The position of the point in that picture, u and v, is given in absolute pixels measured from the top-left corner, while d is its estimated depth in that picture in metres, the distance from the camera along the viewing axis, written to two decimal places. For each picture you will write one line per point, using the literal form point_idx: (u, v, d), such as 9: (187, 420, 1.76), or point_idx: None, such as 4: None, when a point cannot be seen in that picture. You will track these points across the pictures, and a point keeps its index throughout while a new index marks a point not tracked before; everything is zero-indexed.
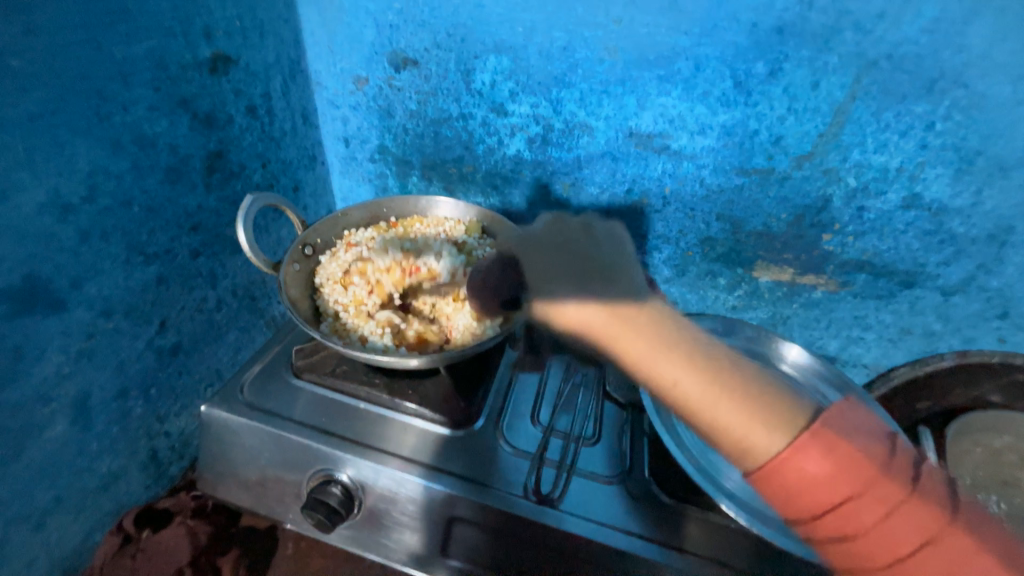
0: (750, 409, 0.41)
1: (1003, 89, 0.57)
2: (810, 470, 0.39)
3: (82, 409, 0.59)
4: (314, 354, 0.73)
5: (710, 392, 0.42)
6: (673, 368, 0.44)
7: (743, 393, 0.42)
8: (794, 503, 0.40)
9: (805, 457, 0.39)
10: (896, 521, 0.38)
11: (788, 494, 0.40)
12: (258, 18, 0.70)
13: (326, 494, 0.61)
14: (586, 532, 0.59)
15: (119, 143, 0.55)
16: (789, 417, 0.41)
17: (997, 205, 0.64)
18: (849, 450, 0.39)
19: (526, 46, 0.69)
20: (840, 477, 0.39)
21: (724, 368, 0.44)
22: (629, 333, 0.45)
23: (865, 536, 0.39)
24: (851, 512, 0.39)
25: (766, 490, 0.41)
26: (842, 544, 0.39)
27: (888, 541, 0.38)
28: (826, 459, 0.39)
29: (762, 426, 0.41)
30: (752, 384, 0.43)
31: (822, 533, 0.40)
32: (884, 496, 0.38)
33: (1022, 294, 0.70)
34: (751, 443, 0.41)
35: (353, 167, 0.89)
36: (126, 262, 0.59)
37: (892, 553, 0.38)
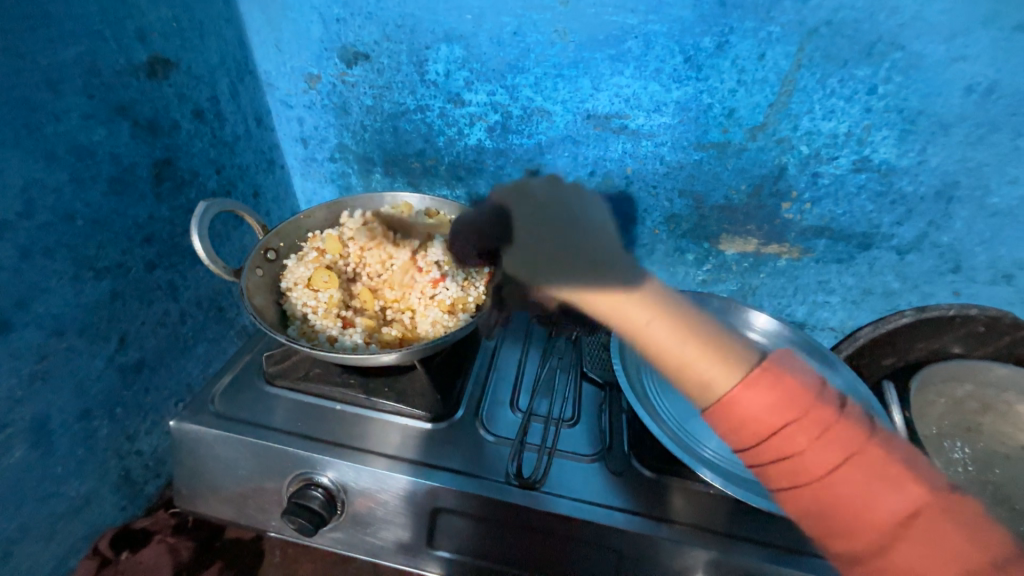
0: (715, 348, 0.45)
1: (938, 49, 0.59)
2: (754, 401, 0.41)
3: (41, 434, 0.57)
4: (286, 359, 0.72)
5: (678, 334, 0.47)
6: (646, 313, 0.50)
7: (700, 337, 0.46)
8: (738, 431, 0.42)
9: (752, 389, 0.41)
10: (827, 438, 0.39)
11: (736, 423, 0.42)
12: (196, 18, 0.68)
13: (307, 498, 0.61)
14: (570, 510, 0.59)
15: (54, 154, 0.53)
16: (745, 357, 0.44)
17: (942, 162, 0.66)
18: (789, 379, 0.41)
19: (476, 34, 0.69)
20: (779, 404, 0.40)
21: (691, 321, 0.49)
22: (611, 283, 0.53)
23: (802, 463, 0.39)
24: (788, 437, 0.40)
25: (719, 424, 0.43)
26: (776, 465, 0.40)
27: (818, 458, 0.39)
28: (762, 387, 0.41)
29: (720, 362, 0.44)
30: (717, 333, 0.47)
31: (761, 456, 0.41)
32: (818, 418, 0.40)
33: (971, 247, 0.72)
34: (708, 378, 0.44)
35: (314, 167, 0.88)
36: (75, 278, 0.57)
37: (820, 469, 0.39)
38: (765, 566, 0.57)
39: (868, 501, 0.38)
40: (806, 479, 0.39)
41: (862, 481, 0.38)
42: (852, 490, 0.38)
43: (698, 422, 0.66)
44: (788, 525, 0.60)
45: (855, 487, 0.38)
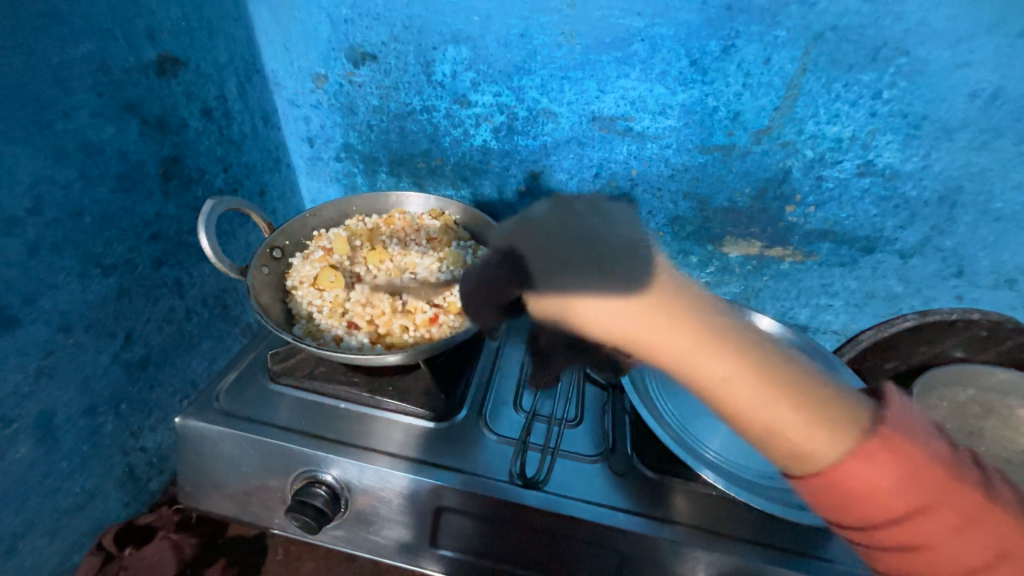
0: (809, 414, 0.38)
1: (942, 54, 0.60)
2: (871, 479, 0.36)
3: (46, 429, 0.57)
4: (291, 357, 0.72)
5: (766, 402, 0.38)
6: (715, 363, 0.40)
7: (792, 399, 0.38)
8: (851, 510, 0.37)
9: (868, 465, 0.36)
10: (964, 531, 0.36)
11: (845, 501, 0.37)
12: (205, 17, 0.68)
13: (311, 496, 0.61)
14: (573, 511, 0.59)
15: (64, 151, 0.53)
16: (849, 421, 0.38)
17: (945, 167, 0.67)
18: (922, 457, 0.36)
19: (483, 35, 0.69)
20: (902, 485, 0.36)
21: (767, 369, 0.40)
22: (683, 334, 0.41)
23: (935, 556, 0.36)
24: (918, 523, 0.36)
25: (818, 498, 0.38)
26: (899, 554, 0.37)
27: (957, 552, 0.36)
28: (888, 466, 0.36)
29: (825, 432, 0.37)
30: (802, 387, 0.39)
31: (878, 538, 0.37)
32: (955, 503, 0.36)
33: (975, 252, 0.73)
34: (807, 451, 0.38)
35: (319, 167, 0.88)
36: (83, 274, 0.57)
37: (962, 565, 0.35)
38: (766, 568, 0.57)
39: None
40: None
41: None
42: None
43: (701, 423, 0.66)
44: (789, 526, 0.60)
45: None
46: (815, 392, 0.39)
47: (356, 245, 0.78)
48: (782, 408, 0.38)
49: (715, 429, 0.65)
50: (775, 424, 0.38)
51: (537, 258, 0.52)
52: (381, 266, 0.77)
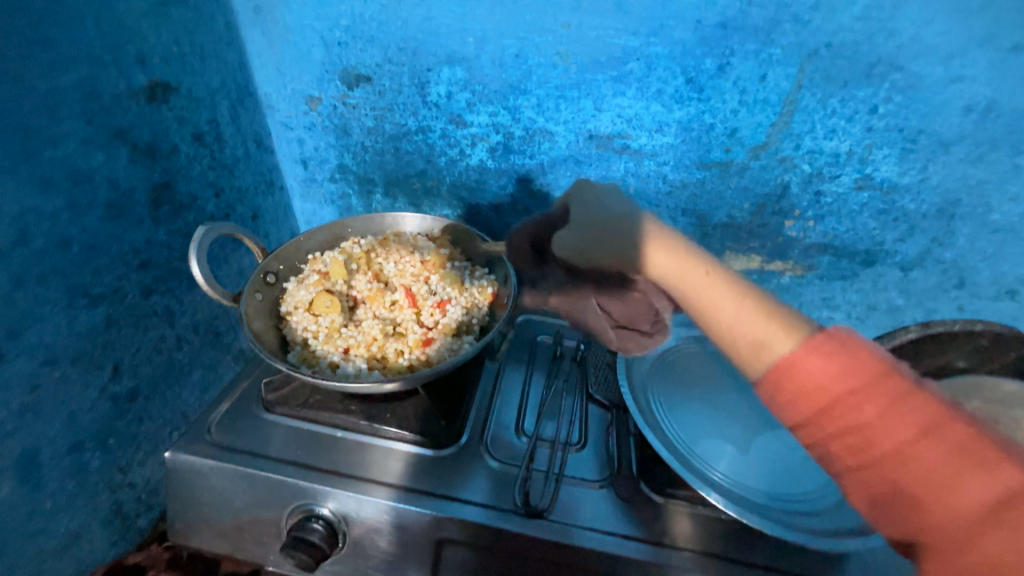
0: (769, 311, 0.45)
1: (936, 70, 0.60)
2: (816, 370, 0.41)
3: (29, 468, 0.54)
4: (286, 386, 0.70)
5: (731, 294, 0.47)
6: (701, 270, 0.49)
7: (755, 301, 0.46)
8: (802, 400, 0.42)
9: (816, 356, 0.42)
10: (895, 411, 0.39)
11: (797, 390, 0.42)
12: (197, 42, 0.67)
13: (308, 531, 0.58)
14: (579, 539, 0.57)
15: (50, 181, 0.52)
16: (801, 327, 0.44)
17: (943, 180, 0.67)
18: (861, 352, 0.41)
19: (478, 56, 0.69)
20: (845, 376, 0.41)
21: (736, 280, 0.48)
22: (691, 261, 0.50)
23: (868, 436, 0.39)
24: (859, 409, 0.40)
25: (776, 393, 0.43)
26: (840, 440, 0.41)
27: (890, 433, 0.39)
28: (828, 359, 0.41)
29: (779, 328, 0.44)
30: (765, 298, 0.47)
31: (829, 428, 0.41)
32: (888, 390, 0.39)
33: (975, 263, 0.72)
34: (766, 341, 0.44)
35: (314, 188, 0.87)
36: (69, 306, 0.56)
37: (896, 445, 0.39)
38: None
39: (950, 483, 0.37)
40: (883, 459, 0.39)
41: (942, 458, 0.37)
42: (927, 466, 0.38)
43: (709, 444, 0.64)
44: (802, 551, 0.59)
45: (934, 468, 0.38)
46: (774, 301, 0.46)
47: (350, 267, 0.76)
48: (744, 305, 0.46)
49: (722, 449, 0.64)
50: (736, 318, 0.46)
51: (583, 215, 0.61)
52: (368, 289, 0.75)
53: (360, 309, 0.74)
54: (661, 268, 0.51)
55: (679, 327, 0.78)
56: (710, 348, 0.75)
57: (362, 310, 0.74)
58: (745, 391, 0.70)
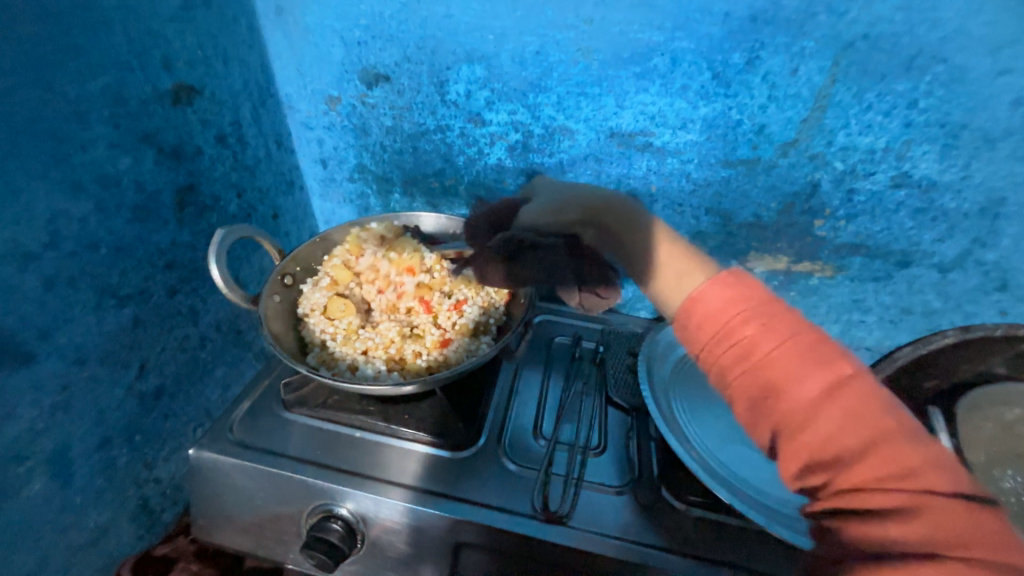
0: (689, 256, 0.47)
1: (982, 61, 0.57)
2: (717, 297, 0.41)
3: (61, 465, 0.56)
4: (305, 386, 0.71)
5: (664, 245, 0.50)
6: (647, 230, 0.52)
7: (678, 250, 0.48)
8: (702, 326, 0.41)
9: (720, 287, 0.42)
10: (768, 321, 0.39)
11: (702, 319, 0.41)
12: (220, 45, 0.68)
13: (327, 531, 0.58)
14: (598, 547, 0.56)
15: (79, 184, 0.53)
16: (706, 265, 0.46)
17: (986, 178, 0.63)
18: (750, 278, 0.42)
19: (498, 54, 0.68)
20: (730, 300, 0.41)
21: (667, 235, 0.51)
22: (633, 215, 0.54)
23: (748, 346, 0.39)
24: (739, 324, 0.39)
25: (682, 326, 0.43)
26: (728, 350, 0.39)
27: (771, 340, 0.38)
28: (714, 286, 0.42)
29: (690, 266, 0.46)
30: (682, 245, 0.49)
31: (712, 346, 0.40)
32: (766, 309, 0.39)
33: (1020, 264, 0.68)
34: (681, 275, 0.46)
35: (333, 188, 0.88)
36: (98, 306, 0.57)
37: (762, 352, 0.38)
38: None
39: (802, 379, 0.36)
40: (750, 363, 0.38)
41: (794, 358, 0.37)
42: (788, 368, 0.37)
43: (734, 451, 0.62)
44: None
45: (789, 368, 0.37)
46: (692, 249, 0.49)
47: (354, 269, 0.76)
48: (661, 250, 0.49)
49: (745, 456, 0.62)
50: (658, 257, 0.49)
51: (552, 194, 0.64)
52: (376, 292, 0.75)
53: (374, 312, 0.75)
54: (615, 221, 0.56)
55: None
56: None
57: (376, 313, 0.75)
58: None
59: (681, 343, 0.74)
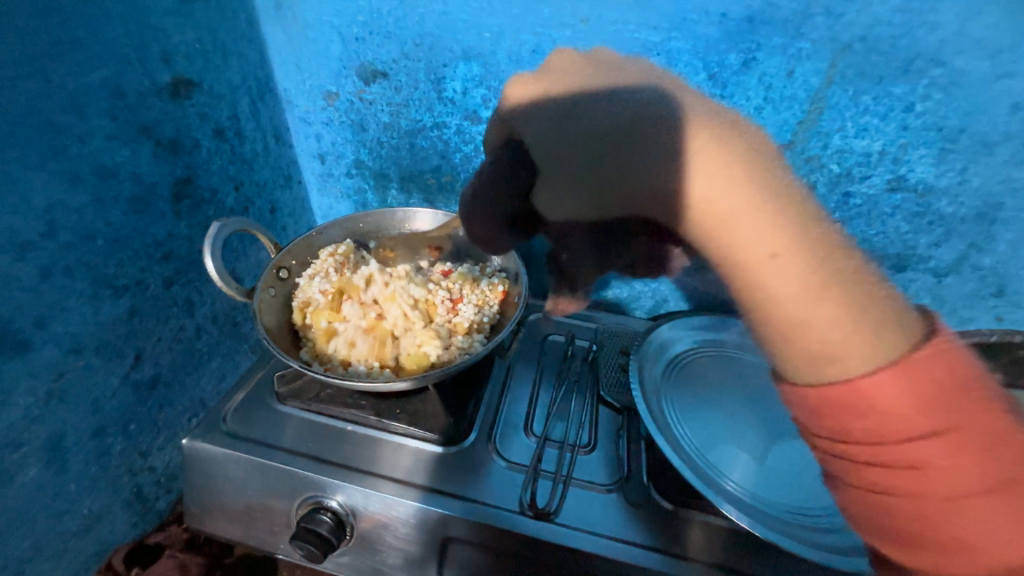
0: (850, 310, 0.31)
1: (981, 65, 0.56)
2: (891, 398, 0.31)
3: (55, 451, 0.57)
4: (298, 379, 0.71)
5: (809, 286, 0.31)
6: (770, 242, 0.32)
7: (833, 288, 0.31)
8: (858, 429, 0.32)
9: (899, 383, 0.30)
10: (972, 453, 0.30)
11: (855, 411, 0.32)
12: (220, 39, 0.69)
13: (316, 522, 0.59)
14: (585, 544, 0.57)
15: (77, 176, 0.54)
16: (885, 339, 0.31)
17: (984, 182, 0.63)
18: (952, 378, 0.30)
19: (494, 52, 0.68)
20: (921, 406, 0.31)
21: (806, 245, 0.32)
22: (742, 200, 0.34)
23: (925, 477, 0.31)
24: (921, 443, 0.30)
25: (814, 402, 0.34)
26: (891, 467, 0.32)
27: (961, 479, 0.30)
28: (897, 379, 0.31)
29: (863, 339, 0.31)
30: (838, 280, 0.31)
31: (868, 455, 0.33)
32: (973, 429, 0.30)
33: (1016, 270, 0.68)
34: (839, 352, 0.31)
35: (331, 183, 0.88)
36: (94, 297, 0.57)
37: (948, 489, 0.30)
38: None
39: (1000, 543, 0.29)
40: (919, 494, 0.31)
41: (999, 514, 0.29)
42: (981, 523, 0.29)
43: (721, 452, 0.62)
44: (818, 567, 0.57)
45: (987, 527, 0.29)
46: (841, 274, 0.32)
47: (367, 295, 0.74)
48: (800, 278, 0.31)
49: (735, 457, 0.61)
50: (786, 296, 0.32)
51: (566, 147, 0.46)
52: (389, 324, 0.72)
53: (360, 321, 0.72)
54: (703, 203, 0.36)
55: (692, 331, 0.76)
56: (722, 352, 0.74)
57: (361, 321, 0.72)
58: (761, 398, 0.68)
59: (675, 343, 0.75)
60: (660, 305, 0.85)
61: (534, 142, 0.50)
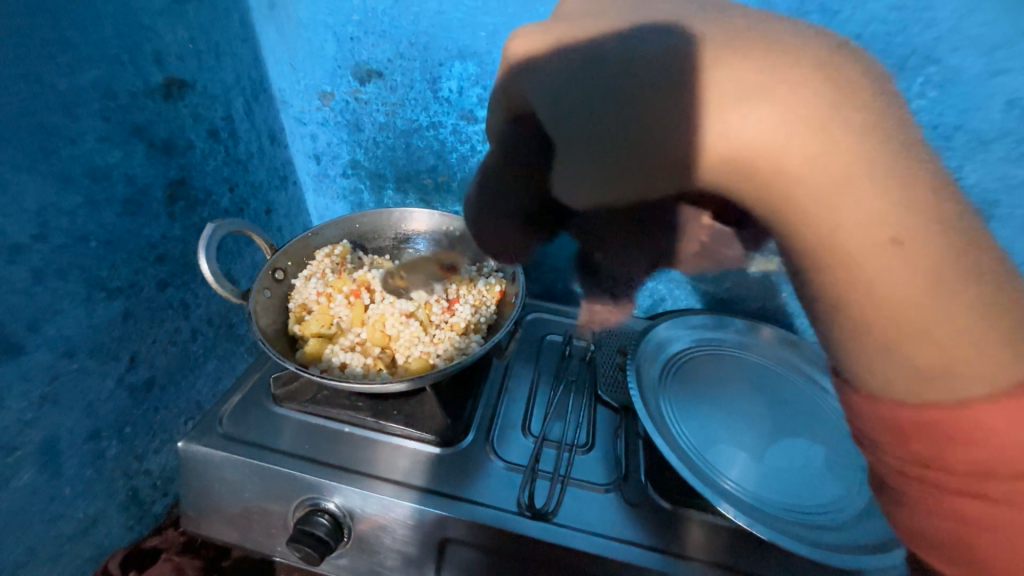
0: (981, 326, 0.27)
1: (975, 63, 0.56)
2: (1003, 421, 0.27)
3: (50, 455, 0.56)
4: (294, 380, 0.71)
5: (926, 291, 0.26)
6: (885, 224, 0.26)
7: (956, 298, 0.26)
8: (956, 455, 0.29)
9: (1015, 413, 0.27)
10: None
11: (962, 435, 0.28)
12: (213, 39, 0.68)
13: (313, 525, 0.59)
14: (582, 544, 0.57)
15: (70, 178, 0.53)
16: (1009, 359, 0.27)
17: (980, 180, 0.63)
18: None
19: (490, 51, 0.68)
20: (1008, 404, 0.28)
21: (919, 230, 0.26)
22: (847, 171, 0.26)
23: (1020, 509, 0.28)
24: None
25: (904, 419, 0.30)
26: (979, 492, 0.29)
27: None
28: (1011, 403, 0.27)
29: (991, 357, 0.27)
30: (963, 288, 0.26)
31: (957, 481, 0.30)
32: None
33: None
34: (953, 373, 0.27)
35: (327, 184, 0.88)
36: (88, 299, 0.57)
37: None
38: None
39: None
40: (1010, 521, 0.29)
41: None
42: None
43: (721, 451, 0.61)
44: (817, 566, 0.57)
45: None
46: (964, 271, 0.26)
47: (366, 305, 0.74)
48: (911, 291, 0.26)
49: (735, 456, 0.61)
50: (889, 294, 0.27)
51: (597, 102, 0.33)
52: (387, 330, 0.71)
53: (359, 328, 0.72)
54: (771, 168, 0.28)
55: (691, 330, 0.76)
56: (720, 350, 0.74)
57: (359, 329, 0.72)
58: (760, 396, 0.67)
59: (673, 341, 0.74)
60: (658, 303, 0.85)
61: (541, 104, 0.36)
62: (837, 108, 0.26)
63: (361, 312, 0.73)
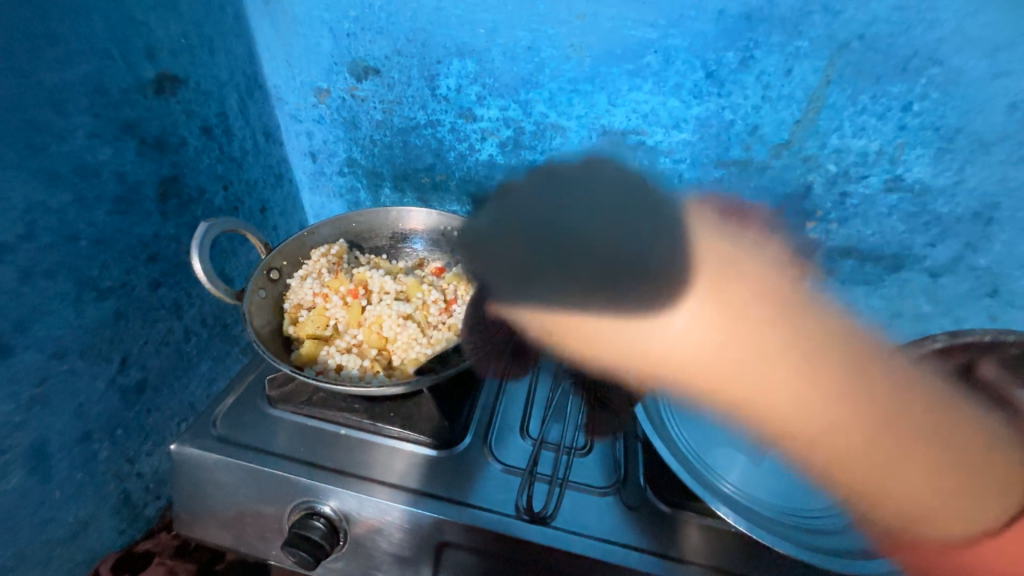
0: (829, 398, 0.63)
1: (978, 64, 0.56)
2: (821, 419, 0.62)
3: (39, 458, 0.55)
4: (290, 382, 0.70)
5: (776, 379, 0.67)
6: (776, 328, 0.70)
7: (802, 372, 0.66)
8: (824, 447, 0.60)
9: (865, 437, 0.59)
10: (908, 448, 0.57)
11: (830, 457, 0.59)
12: (206, 34, 0.67)
13: (309, 528, 0.58)
14: (581, 548, 0.56)
15: (57, 175, 0.52)
16: (833, 409, 0.62)
17: (980, 182, 0.63)
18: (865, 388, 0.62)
19: (489, 48, 0.67)
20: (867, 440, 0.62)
21: (788, 345, 0.69)
22: (732, 335, 0.72)
23: (901, 483, 0.55)
24: (855, 433, 0.59)
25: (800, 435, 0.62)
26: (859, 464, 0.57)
27: (903, 467, 0.55)
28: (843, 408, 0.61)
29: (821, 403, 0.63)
30: (810, 372, 0.66)
31: (846, 451, 0.58)
32: (889, 438, 0.58)
33: (1011, 271, 0.68)
34: (818, 432, 0.61)
35: (323, 182, 0.86)
36: (77, 299, 0.56)
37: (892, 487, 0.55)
38: None
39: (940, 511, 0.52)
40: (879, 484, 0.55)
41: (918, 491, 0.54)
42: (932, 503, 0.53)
43: (722, 453, 0.60)
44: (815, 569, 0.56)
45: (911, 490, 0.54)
46: (809, 367, 0.66)
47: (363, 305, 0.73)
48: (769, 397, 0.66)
49: (735, 458, 0.60)
50: (789, 398, 0.65)
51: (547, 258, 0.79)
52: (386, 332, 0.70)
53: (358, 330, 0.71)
54: (678, 328, 0.73)
55: None
56: None
57: (359, 330, 0.71)
58: (761, 397, 0.67)
59: (671, 341, 0.73)
60: None
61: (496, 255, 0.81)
62: (738, 287, 0.72)
63: (360, 313, 0.72)
